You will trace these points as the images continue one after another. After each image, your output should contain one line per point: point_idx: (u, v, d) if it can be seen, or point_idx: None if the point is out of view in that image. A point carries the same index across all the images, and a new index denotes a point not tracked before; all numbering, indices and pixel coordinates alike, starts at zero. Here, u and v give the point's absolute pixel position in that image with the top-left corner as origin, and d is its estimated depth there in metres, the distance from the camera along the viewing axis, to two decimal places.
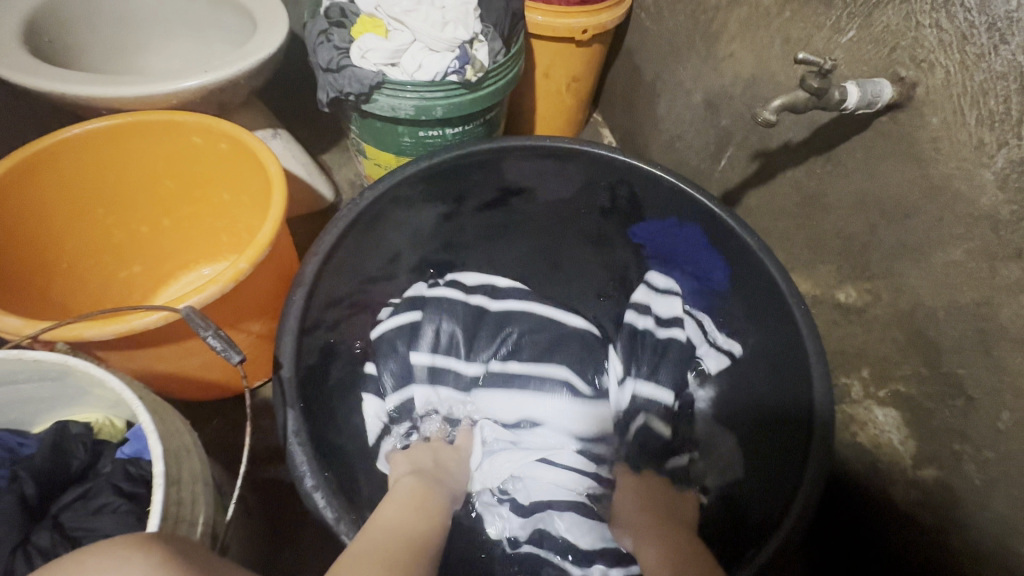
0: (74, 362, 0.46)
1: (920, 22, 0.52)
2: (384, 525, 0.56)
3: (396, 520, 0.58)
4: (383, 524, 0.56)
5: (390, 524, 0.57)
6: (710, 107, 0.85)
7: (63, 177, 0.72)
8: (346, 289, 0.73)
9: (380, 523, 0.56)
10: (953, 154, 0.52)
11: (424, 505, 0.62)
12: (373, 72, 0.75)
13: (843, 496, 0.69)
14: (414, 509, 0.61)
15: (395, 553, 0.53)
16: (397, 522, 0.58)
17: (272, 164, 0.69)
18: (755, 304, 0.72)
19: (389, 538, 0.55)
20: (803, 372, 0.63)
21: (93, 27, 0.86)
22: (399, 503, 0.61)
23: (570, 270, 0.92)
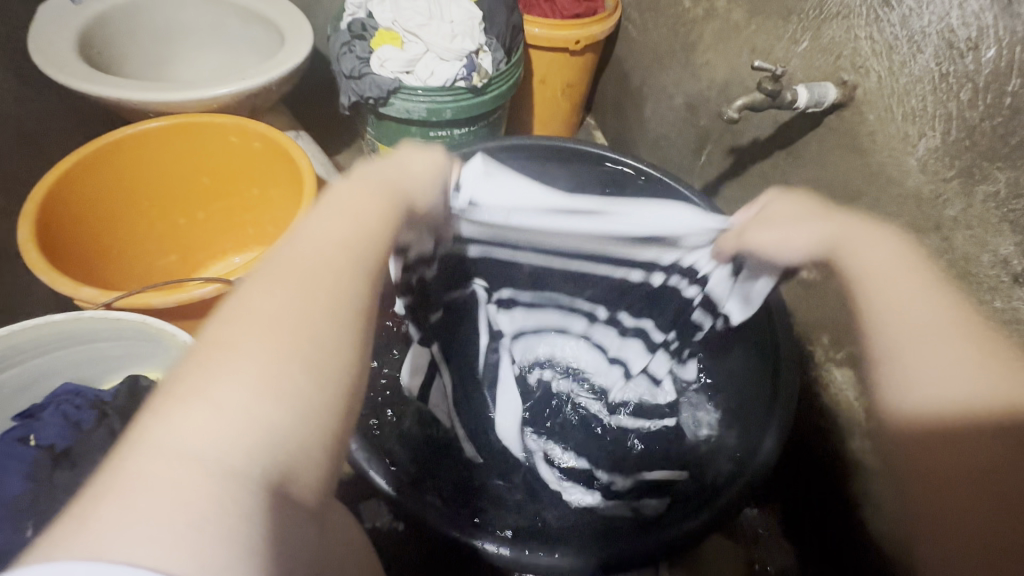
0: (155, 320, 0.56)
1: (858, 35, 0.63)
2: (315, 240, 0.39)
3: (327, 227, 0.41)
4: (302, 236, 0.40)
5: (319, 235, 0.40)
6: (690, 109, 0.95)
7: (116, 173, 0.81)
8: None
9: (298, 233, 0.40)
10: (885, 144, 0.62)
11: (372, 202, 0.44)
12: (391, 79, 0.84)
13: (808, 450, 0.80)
14: (359, 212, 0.43)
15: (329, 266, 0.38)
16: (316, 244, 0.39)
17: (303, 159, 0.79)
18: None
19: (334, 220, 0.41)
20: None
21: (136, 39, 0.96)
22: (348, 195, 0.44)
23: None
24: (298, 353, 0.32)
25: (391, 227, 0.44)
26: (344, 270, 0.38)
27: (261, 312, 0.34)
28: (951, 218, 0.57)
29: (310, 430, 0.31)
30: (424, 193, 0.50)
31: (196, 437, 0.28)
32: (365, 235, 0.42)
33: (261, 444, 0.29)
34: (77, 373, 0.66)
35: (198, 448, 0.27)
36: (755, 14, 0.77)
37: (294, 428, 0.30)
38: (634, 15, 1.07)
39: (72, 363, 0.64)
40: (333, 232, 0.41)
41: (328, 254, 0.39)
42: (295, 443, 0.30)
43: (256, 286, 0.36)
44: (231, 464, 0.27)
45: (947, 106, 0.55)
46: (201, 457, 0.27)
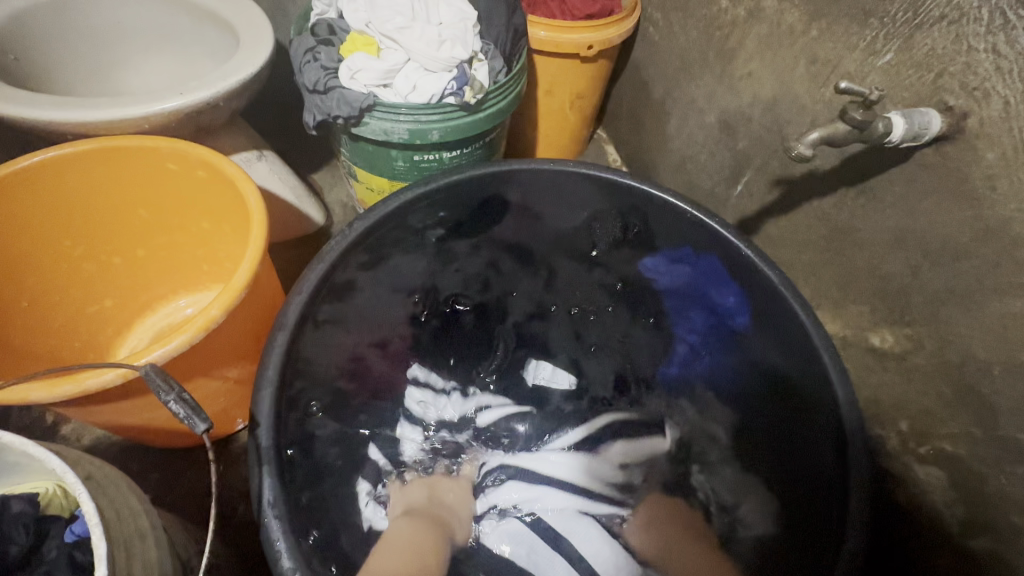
0: (8, 439, 0.40)
1: (972, 46, 0.47)
2: (386, 559, 0.60)
3: (392, 565, 0.59)
4: (371, 571, 0.58)
5: (384, 569, 0.58)
6: (725, 129, 0.80)
7: (23, 209, 0.66)
8: (333, 330, 0.67)
9: (372, 567, 0.58)
10: (1013, 194, 0.46)
11: (416, 548, 0.63)
12: (363, 94, 0.69)
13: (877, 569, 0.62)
14: (409, 549, 0.62)
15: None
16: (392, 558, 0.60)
17: (250, 194, 0.64)
18: (780, 345, 0.66)
19: (401, 543, 0.62)
20: (837, 424, 0.57)
21: (65, 43, 0.80)
22: (396, 549, 0.62)
23: (574, 295, 0.83)
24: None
25: (439, 544, 0.66)
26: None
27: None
28: None
29: None
30: (455, 521, 0.71)
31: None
32: (420, 557, 0.62)
33: None
34: None
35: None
36: (818, 16, 0.61)
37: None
38: (656, 15, 0.91)
39: None
40: (394, 566, 0.59)
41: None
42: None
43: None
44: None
45: None
46: None
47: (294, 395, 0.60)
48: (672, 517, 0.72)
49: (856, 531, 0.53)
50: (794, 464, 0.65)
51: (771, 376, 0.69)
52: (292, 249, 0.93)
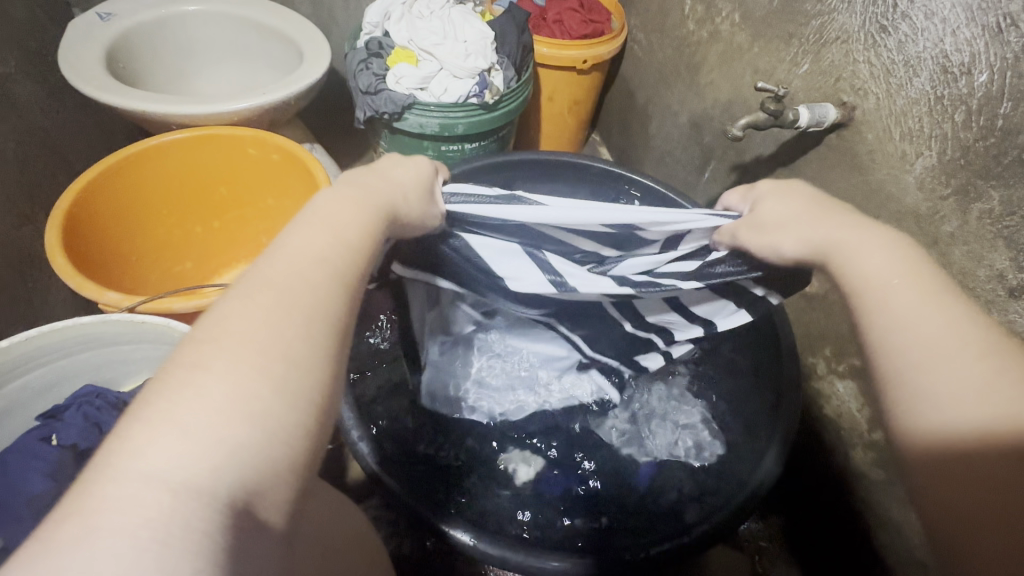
0: (174, 324, 0.57)
1: (856, 59, 0.66)
2: (274, 275, 0.35)
3: (300, 247, 0.37)
4: (258, 275, 0.35)
5: (301, 242, 0.37)
6: (695, 127, 0.98)
7: (138, 180, 0.83)
8: None
9: (279, 253, 0.36)
10: (885, 163, 0.64)
11: (338, 224, 0.39)
12: (405, 95, 0.87)
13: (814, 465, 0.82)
14: (328, 221, 0.39)
15: (301, 285, 0.34)
16: (264, 314, 0.33)
17: (319, 172, 0.81)
18: None
19: (272, 300, 0.33)
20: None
21: (160, 54, 0.99)
22: (316, 219, 0.39)
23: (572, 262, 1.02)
24: (282, 349, 0.32)
25: (374, 252, 0.40)
26: (284, 334, 0.32)
27: (241, 334, 0.32)
28: (947, 234, 0.59)
29: (305, 382, 0.32)
30: (406, 200, 0.45)
31: (162, 462, 0.27)
32: (331, 269, 0.36)
33: (275, 416, 0.30)
34: (99, 375, 0.64)
35: (163, 472, 0.27)
36: (759, 37, 0.80)
37: (266, 448, 0.29)
38: (639, 36, 1.10)
39: (95, 365, 0.63)
40: (299, 266, 0.35)
41: (305, 271, 0.35)
42: (253, 439, 0.29)
43: (231, 313, 0.33)
44: (194, 482, 0.27)
45: (943, 127, 0.57)
46: (165, 480, 0.26)
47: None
48: (782, 201, 0.46)
49: None
50: None
51: None
52: None
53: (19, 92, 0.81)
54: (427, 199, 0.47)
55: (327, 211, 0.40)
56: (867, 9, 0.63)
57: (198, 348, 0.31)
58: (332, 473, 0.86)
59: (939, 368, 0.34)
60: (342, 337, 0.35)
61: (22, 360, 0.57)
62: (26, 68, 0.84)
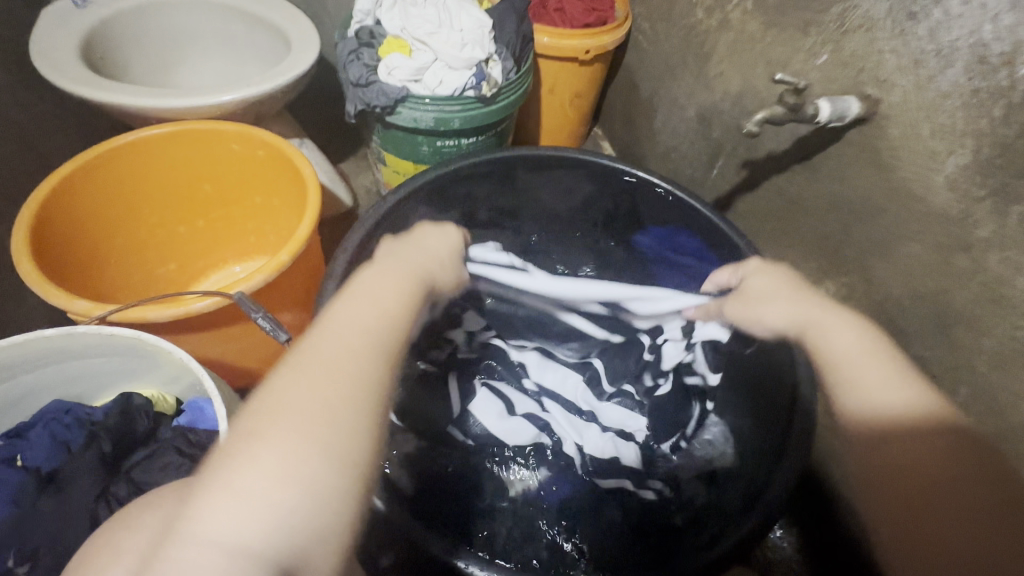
0: (147, 337, 0.53)
1: (881, 48, 0.61)
2: (318, 359, 0.39)
3: (357, 319, 0.43)
4: (305, 357, 0.39)
5: (344, 323, 0.42)
6: (702, 121, 0.93)
7: (116, 179, 0.79)
8: None
9: (327, 334, 0.41)
10: (912, 161, 0.60)
11: (377, 295, 0.45)
12: (398, 87, 0.83)
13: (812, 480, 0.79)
14: (373, 297, 0.45)
15: (353, 352, 0.40)
16: (307, 394, 0.36)
17: (306, 169, 0.77)
18: None
19: (322, 381, 0.37)
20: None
21: (139, 44, 0.94)
22: (365, 295, 0.45)
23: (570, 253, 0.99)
24: (328, 414, 0.36)
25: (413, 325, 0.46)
26: (328, 411, 0.36)
27: (293, 412, 0.35)
28: (981, 238, 0.54)
29: (346, 450, 0.35)
30: (440, 268, 0.54)
31: (219, 526, 0.31)
32: (375, 355, 0.40)
33: (329, 472, 0.34)
34: (69, 390, 0.60)
35: (219, 535, 0.30)
36: (773, 25, 0.75)
37: (309, 518, 0.32)
38: (644, 25, 1.05)
39: (62, 380, 0.59)
40: (343, 351, 0.40)
41: (350, 349, 0.40)
42: (301, 503, 0.32)
43: (283, 390, 0.37)
44: (254, 549, 0.30)
45: (978, 123, 0.53)
46: (220, 541, 0.30)
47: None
48: (762, 278, 0.57)
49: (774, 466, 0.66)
50: None
51: None
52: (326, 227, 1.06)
53: None
54: (454, 266, 0.56)
55: (370, 295, 0.45)
56: None
57: (253, 422, 0.35)
58: None
59: (879, 450, 0.44)
60: (379, 411, 0.38)
61: None
62: None
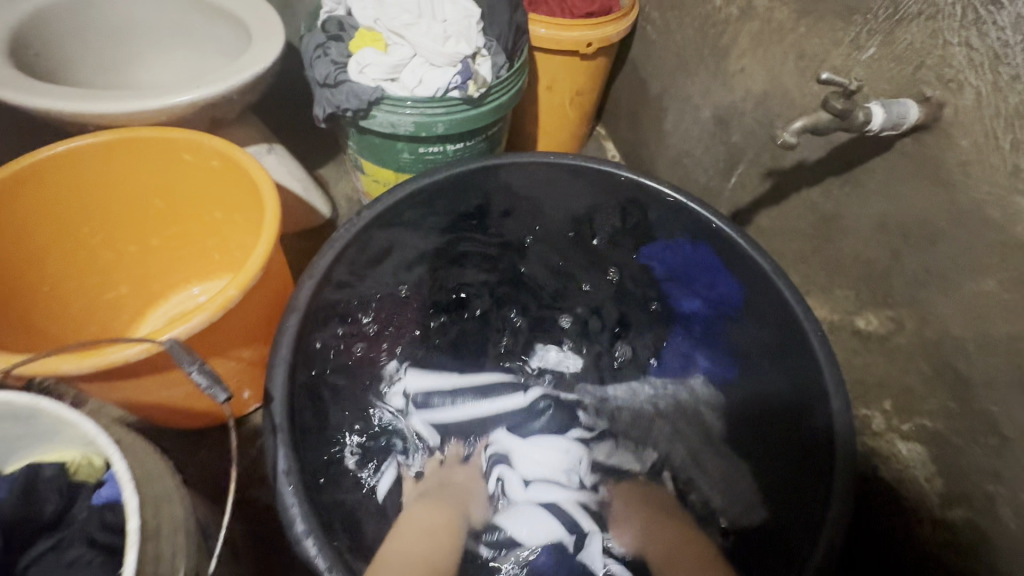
0: (44, 404, 0.43)
1: (947, 40, 0.50)
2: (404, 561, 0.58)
3: (418, 542, 0.61)
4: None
5: (412, 555, 0.59)
6: (719, 123, 0.83)
7: (46, 197, 0.69)
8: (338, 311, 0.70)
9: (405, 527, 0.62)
10: (985, 179, 0.49)
11: (432, 529, 0.63)
12: (372, 88, 0.72)
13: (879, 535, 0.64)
14: (426, 529, 0.63)
15: (427, 560, 0.60)
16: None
17: (265, 183, 0.66)
18: (772, 337, 0.69)
19: (418, 544, 0.61)
20: (826, 406, 0.60)
21: (82, 38, 0.83)
22: (414, 530, 0.62)
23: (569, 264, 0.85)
24: None
25: None
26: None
27: None
28: None
29: None
30: (472, 506, 0.69)
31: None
32: (447, 549, 0.63)
33: None
34: None
35: None
36: (807, 14, 0.64)
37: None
38: (653, 14, 0.94)
39: None
40: (424, 538, 0.62)
41: (439, 537, 0.63)
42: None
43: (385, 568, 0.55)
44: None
45: None
46: None
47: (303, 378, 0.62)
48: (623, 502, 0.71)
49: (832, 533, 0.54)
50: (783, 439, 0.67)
51: (761, 367, 0.71)
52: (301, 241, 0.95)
53: None
54: (483, 503, 0.70)
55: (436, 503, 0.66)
56: None
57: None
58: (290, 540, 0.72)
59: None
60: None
61: None
62: None
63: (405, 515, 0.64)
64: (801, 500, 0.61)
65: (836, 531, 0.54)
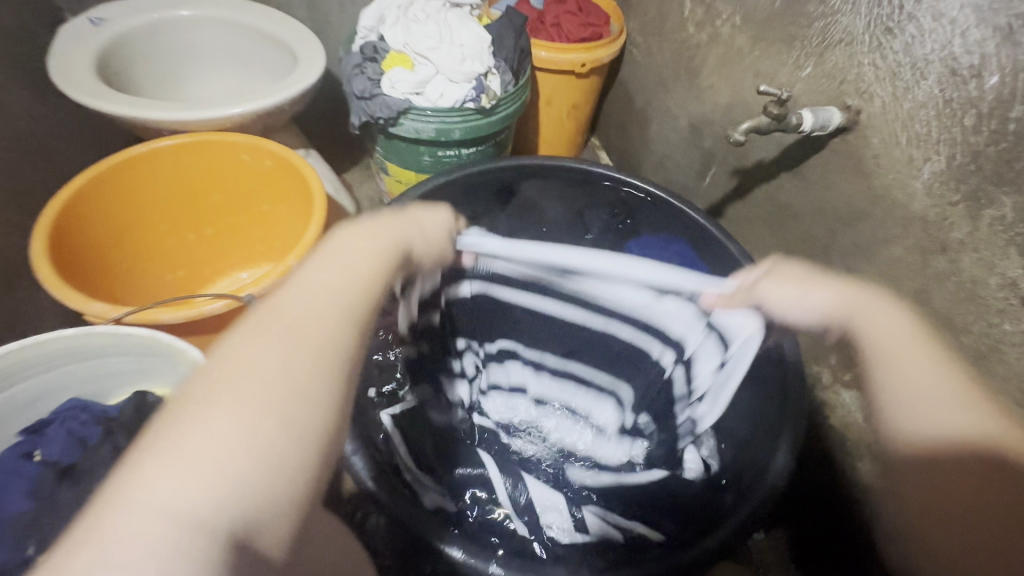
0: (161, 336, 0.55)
1: (860, 61, 0.64)
2: (253, 344, 0.36)
3: (327, 270, 0.42)
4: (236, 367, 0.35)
5: (251, 365, 0.35)
6: (694, 131, 0.97)
7: (129, 188, 0.82)
8: None
9: (275, 310, 0.38)
10: (891, 168, 0.63)
11: (347, 252, 0.44)
12: (401, 100, 0.86)
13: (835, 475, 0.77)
14: (345, 266, 0.43)
15: (342, 291, 0.41)
16: (264, 355, 0.35)
17: (314, 178, 0.80)
18: None
19: (264, 356, 0.35)
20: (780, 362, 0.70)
21: (151, 59, 0.98)
22: (327, 265, 0.43)
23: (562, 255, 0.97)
24: (279, 405, 0.33)
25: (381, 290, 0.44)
26: (286, 382, 0.35)
27: (235, 385, 0.33)
28: (956, 240, 0.57)
29: (307, 411, 0.34)
30: (422, 237, 0.52)
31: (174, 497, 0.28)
32: (356, 281, 0.43)
33: (271, 437, 0.32)
34: (83, 389, 0.62)
35: (168, 501, 0.28)
36: (760, 40, 0.78)
37: (267, 496, 0.31)
38: (638, 39, 1.09)
39: (78, 379, 0.61)
40: (335, 276, 0.42)
41: (305, 332, 0.37)
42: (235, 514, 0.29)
43: (222, 370, 0.34)
44: (198, 514, 0.28)
45: (951, 131, 0.56)
46: (188, 515, 0.28)
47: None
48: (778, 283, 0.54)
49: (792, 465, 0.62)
50: None
51: None
52: None
53: (6, 97, 0.79)
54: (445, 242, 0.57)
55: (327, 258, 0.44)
56: (872, 11, 0.61)
57: (188, 404, 0.33)
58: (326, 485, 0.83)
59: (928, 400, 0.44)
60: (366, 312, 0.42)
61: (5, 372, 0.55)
62: (13, 74, 0.83)
63: (293, 274, 0.43)
64: None
65: None
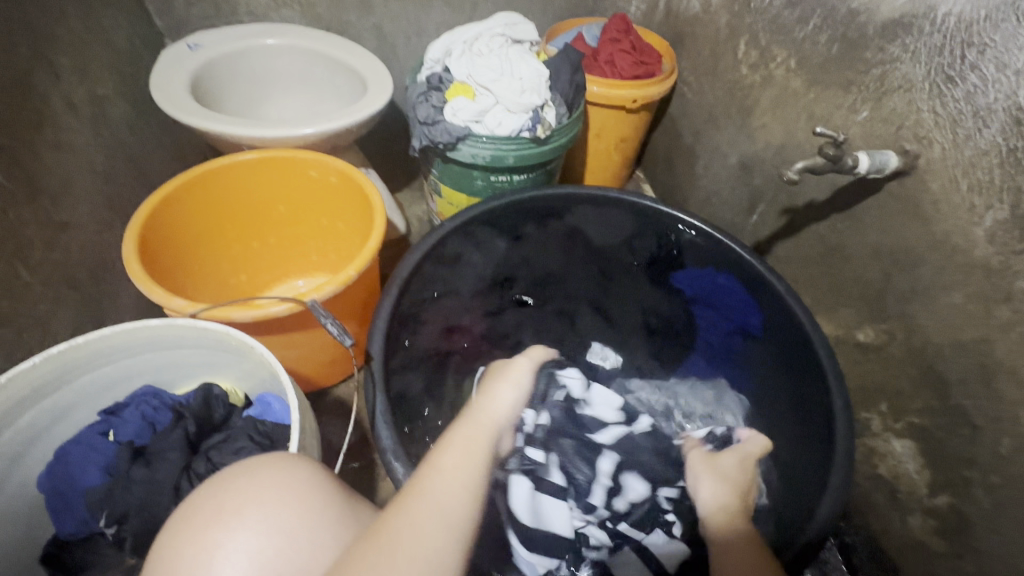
0: (233, 333, 0.59)
1: (920, 108, 0.65)
2: (448, 480, 0.47)
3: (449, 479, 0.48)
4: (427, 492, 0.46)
5: (434, 493, 0.46)
6: (744, 168, 0.98)
7: (208, 197, 0.89)
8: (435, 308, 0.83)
9: (428, 476, 0.47)
10: (951, 214, 0.62)
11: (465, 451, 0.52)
12: (461, 127, 0.91)
13: (884, 529, 0.74)
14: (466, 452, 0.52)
15: (462, 486, 0.48)
16: (443, 486, 0.47)
17: (374, 195, 0.84)
18: (782, 354, 0.78)
19: (438, 497, 0.45)
20: (826, 414, 0.69)
21: (234, 81, 1.06)
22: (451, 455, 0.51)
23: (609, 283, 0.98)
24: (445, 509, 0.45)
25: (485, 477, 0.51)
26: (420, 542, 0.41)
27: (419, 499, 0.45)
28: (1021, 289, 0.56)
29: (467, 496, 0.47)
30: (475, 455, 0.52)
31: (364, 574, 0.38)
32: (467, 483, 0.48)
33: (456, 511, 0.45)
34: (156, 376, 0.67)
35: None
36: (815, 83, 0.79)
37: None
38: (690, 78, 1.12)
39: (152, 368, 0.65)
40: (456, 468, 0.49)
41: (447, 494, 0.46)
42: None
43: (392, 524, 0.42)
44: None
45: (1015, 180, 0.56)
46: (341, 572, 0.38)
47: (407, 348, 0.77)
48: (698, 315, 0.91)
49: (833, 512, 0.60)
50: (790, 442, 0.75)
51: (774, 381, 0.80)
52: (382, 251, 1.13)
53: (112, 110, 0.89)
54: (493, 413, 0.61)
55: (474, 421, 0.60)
56: (933, 60, 0.62)
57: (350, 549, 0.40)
58: (364, 491, 0.84)
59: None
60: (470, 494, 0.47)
61: (94, 358, 0.59)
62: (120, 91, 0.92)
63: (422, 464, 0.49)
64: (801, 464, 0.71)
65: (840, 496, 0.61)
